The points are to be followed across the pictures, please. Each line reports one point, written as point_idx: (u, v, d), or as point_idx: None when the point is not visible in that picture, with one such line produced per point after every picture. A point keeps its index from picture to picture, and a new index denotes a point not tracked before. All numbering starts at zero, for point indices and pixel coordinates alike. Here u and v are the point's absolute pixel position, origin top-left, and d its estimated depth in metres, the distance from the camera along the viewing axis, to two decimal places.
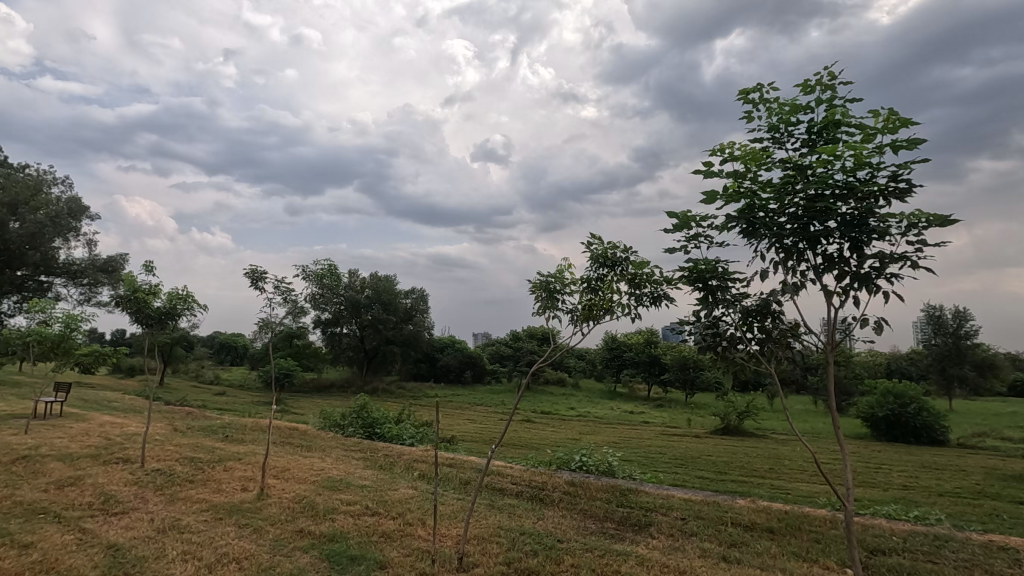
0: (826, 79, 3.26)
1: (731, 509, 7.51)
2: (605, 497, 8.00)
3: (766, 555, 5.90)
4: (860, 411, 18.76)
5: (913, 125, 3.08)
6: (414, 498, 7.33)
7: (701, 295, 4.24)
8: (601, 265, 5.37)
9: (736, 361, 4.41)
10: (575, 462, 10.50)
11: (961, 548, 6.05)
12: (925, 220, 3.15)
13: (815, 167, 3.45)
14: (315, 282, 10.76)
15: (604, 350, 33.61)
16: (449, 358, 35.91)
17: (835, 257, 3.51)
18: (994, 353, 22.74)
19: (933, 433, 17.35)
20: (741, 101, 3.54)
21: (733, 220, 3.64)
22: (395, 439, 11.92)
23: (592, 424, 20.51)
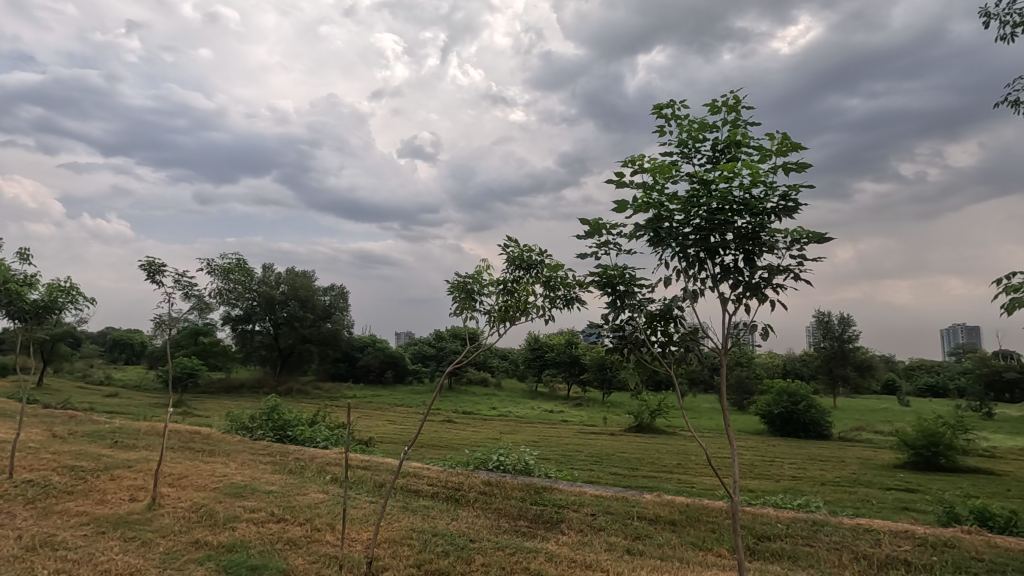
0: (731, 99, 3.45)
1: (637, 504, 7.87)
2: (521, 495, 8.15)
3: (666, 546, 6.24)
4: (758, 409, 20.30)
5: (802, 150, 3.38)
6: (324, 502, 7.09)
7: (610, 299, 4.42)
8: (518, 267, 5.53)
9: (641, 363, 4.64)
10: (492, 461, 10.60)
11: (834, 532, 6.70)
12: (806, 237, 3.47)
13: (717, 182, 3.70)
14: (222, 277, 10.11)
15: (527, 350, 34.14)
16: (369, 357, 35.01)
17: (730, 267, 3.79)
18: (872, 355, 25.33)
19: (819, 428, 19.07)
20: (654, 115, 3.64)
21: (641, 228, 3.80)
22: (308, 442, 11.49)
23: (512, 424, 20.79)
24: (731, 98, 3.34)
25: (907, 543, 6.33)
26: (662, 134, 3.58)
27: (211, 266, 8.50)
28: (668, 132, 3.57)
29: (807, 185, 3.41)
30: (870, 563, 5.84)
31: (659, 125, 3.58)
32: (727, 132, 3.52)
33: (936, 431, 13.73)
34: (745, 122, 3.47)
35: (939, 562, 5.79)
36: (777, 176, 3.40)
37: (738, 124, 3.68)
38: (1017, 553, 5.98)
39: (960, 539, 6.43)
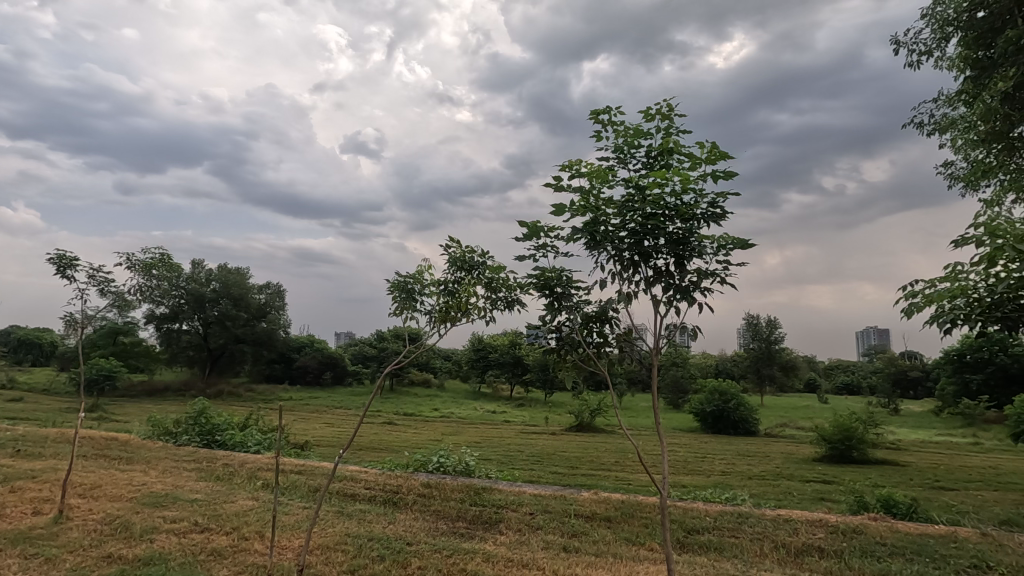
0: (665, 109, 3.58)
1: (575, 502, 8.02)
2: (461, 496, 8.11)
3: (601, 542, 6.38)
4: (692, 407, 21.17)
5: (729, 159, 3.54)
6: (254, 509, 6.81)
7: (547, 301, 4.48)
8: (460, 268, 5.54)
9: (577, 363, 4.73)
10: (432, 463, 10.51)
11: (757, 523, 7.07)
12: (731, 243, 3.66)
13: (651, 188, 3.83)
14: (143, 273, 9.50)
15: (471, 351, 34.04)
16: (307, 358, 33.84)
17: (662, 271, 3.93)
18: (795, 356, 26.94)
19: (748, 425, 20.08)
20: (592, 120, 3.71)
21: (578, 231, 3.88)
22: (238, 446, 10.98)
23: (455, 425, 20.69)
24: (665, 107, 3.46)
25: (821, 531, 6.79)
26: (600, 140, 3.66)
27: (132, 261, 7.99)
28: (605, 138, 3.66)
29: (733, 193, 3.59)
30: (789, 551, 6.21)
31: (596, 131, 3.66)
32: (661, 140, 3.65)
33: (850, 426, 14.78)
34: (677, 130, 3.60)
35: (848, 547, 6.25)
36: (706, 183, 3.56)
37: (671, 132, 3.82)
38: (915, 537, 6.54)
39: (867, 525, 6.95)
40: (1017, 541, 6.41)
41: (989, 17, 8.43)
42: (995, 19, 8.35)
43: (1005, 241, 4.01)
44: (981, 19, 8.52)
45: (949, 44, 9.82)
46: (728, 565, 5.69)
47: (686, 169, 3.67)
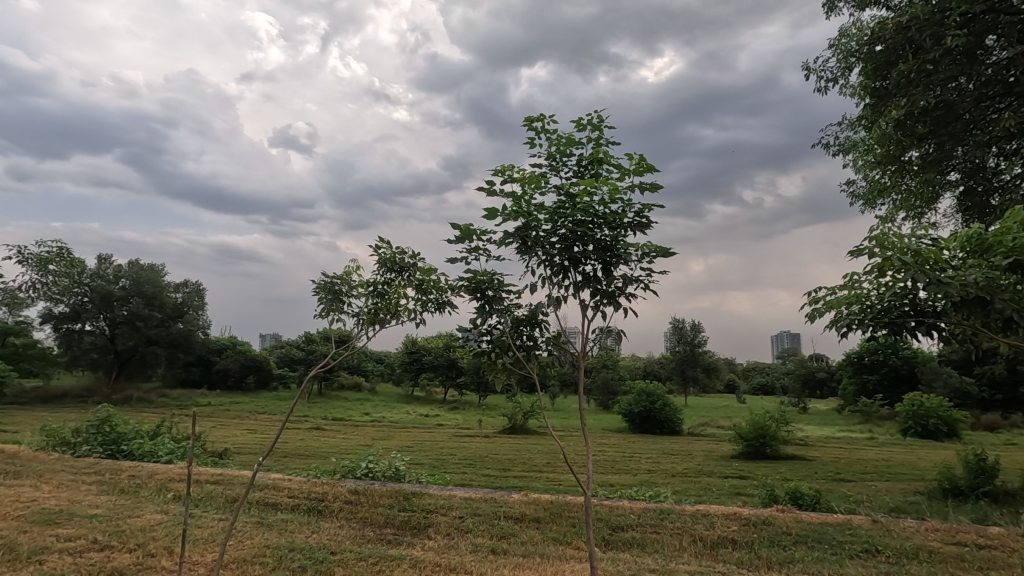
0: (596, 119, 3.68)
1: (504, 504, 8.06)
2: (389, 503, 7.95)
3: (529, 543, 6.45)
4: (621, 408, 21.88)
5: (654, 171, 3.70)
6: (163, 523, 6.36)
7: (478, 304, 4.48)
8: (389, 269, 5.47)
9: (508, 366, 4.76)
10: (360, 469, 10.24)
11: (677, 518, 7.40)
12: (654, 251, 3.82)
13: (581, 196, 3.93)
14: (37, 269, 8.65)
15: (404, 354, 33.44)
16: (228, 360, 32.04)
17: (590, 276, 4.05)
18: (716, 359, 28.46)
19: (672, 424, 20.97)
20: (526, 127, 3.75)
21: (510, 236, 3.91)
22: (148, 457, 10.22)
23: (386, 429, 20.25)
24: (595, 119, 3.56)
25: (735, 523, 7.20)
26: (533, 147, 3.71)
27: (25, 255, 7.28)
28: (538, 146, 3.70)
29: (657, 203, 3.74)
30: (705, 544, 6.53)
31: (530, 138, 3.70)
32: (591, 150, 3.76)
33: (764, 424, 15.79)
34: (607, 141, 3.72)
35: (759, 538, 6.67)
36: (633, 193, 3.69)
37: (601, 144, 3.94)
38: (816, 526, 7.08)
39: (775, 517, 7.45)
40: (902, 526, 7.08)
41: (886, 50, 9.33)
42: (891, 53, 9.24)
43: (894, 254, 4.37)
44: (879, 52, 9.39)
45: (852, 74, 10.74)
46: (649, 560, 5.91)
47: (615, 179, 3.79)
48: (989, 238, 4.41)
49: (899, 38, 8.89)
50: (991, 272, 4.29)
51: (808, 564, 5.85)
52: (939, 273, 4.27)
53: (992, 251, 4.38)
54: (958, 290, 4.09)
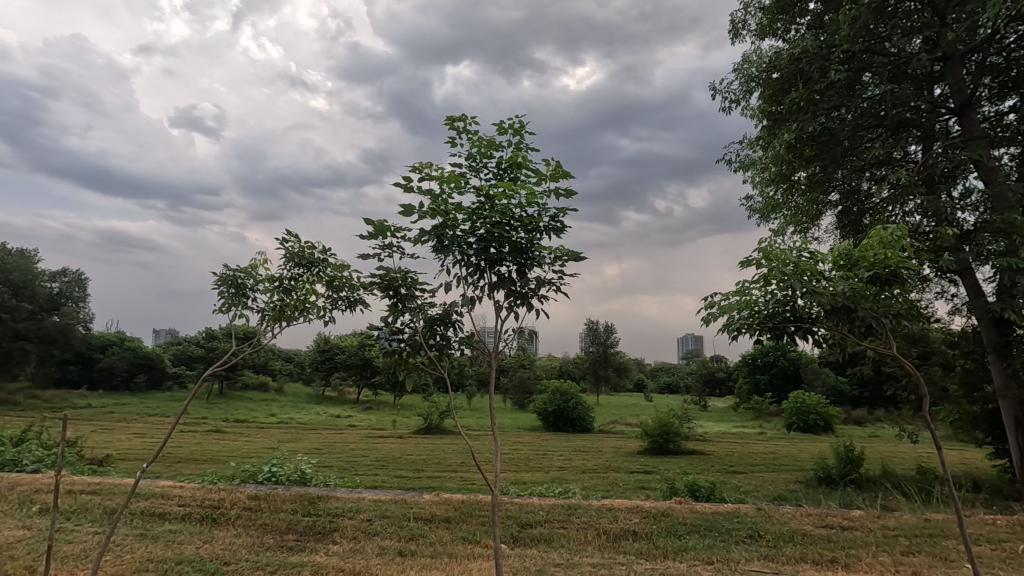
0: (517, 124, 3.74)
1: (415, 505, 7.98)
2: (293, 508, 7.59)
3: (438, 544, 6.42)
4: (536, 407, 22.34)
5: (571, 178, 3.82)
6: (25, 540, 5.68)
7: (390, 302, 4.40)
8: (297, 265, 5.27)
9: (420, 365, 4.71)
10: (262, 474, 9.70)
11: (583, 513, 7.68)
12: (566, 255, 3.95)
13: (498, 198, 3.98)
14: None
15: (315, 352, 32.08)
16: (113, 359, 29.19)
17: (505, 277, 4.10)
18: (627, 359, 29.81)
19: (584, 422, 21.69)
20: (447, 126, 3.71)
21: (426, 234, 3.88)
22: (9, 467, 9.08)
23: (294, 431, 19.37)
24: (516, 124, 3.63)
25: (636, 516, 7.59)
26: (453, 147, 3.71)
27: None
28: (458, 146, 3.69)
29: (572, 209, 3.87)
30: (608, 537, 6.82)
31: (451, 137, 3.69)
32: (511, 153, 3.81)
33: (668, 422, 16.75)
34: (527, 147, 3.79)
35: (657, 529, 7.06)
36: (549, 199, 3.79)
37: (521, 148, 4.01)
38: (708, 515, 7.61)
39: (673, 509, 7.92)
40: (781, 513, 7.80)
41: (781, 78, 10.21)
42: (786, 80, 10.12)
43: (776, 265, 4.79)
44: (776, 79, 10.25)
45: (752, 97, 11.65)
46: (555, 555, 6.07)
47: (533, 184, 3.88)
48: (856, 253, 4.93)
49: (793, 67, 9.78)
50: (856, 283, 4.83)
51: (699, 551, 6.27)
52: (813, 283, 4.73)
53: (859, 265, 4.90)
54: (828, 299, 4.57)
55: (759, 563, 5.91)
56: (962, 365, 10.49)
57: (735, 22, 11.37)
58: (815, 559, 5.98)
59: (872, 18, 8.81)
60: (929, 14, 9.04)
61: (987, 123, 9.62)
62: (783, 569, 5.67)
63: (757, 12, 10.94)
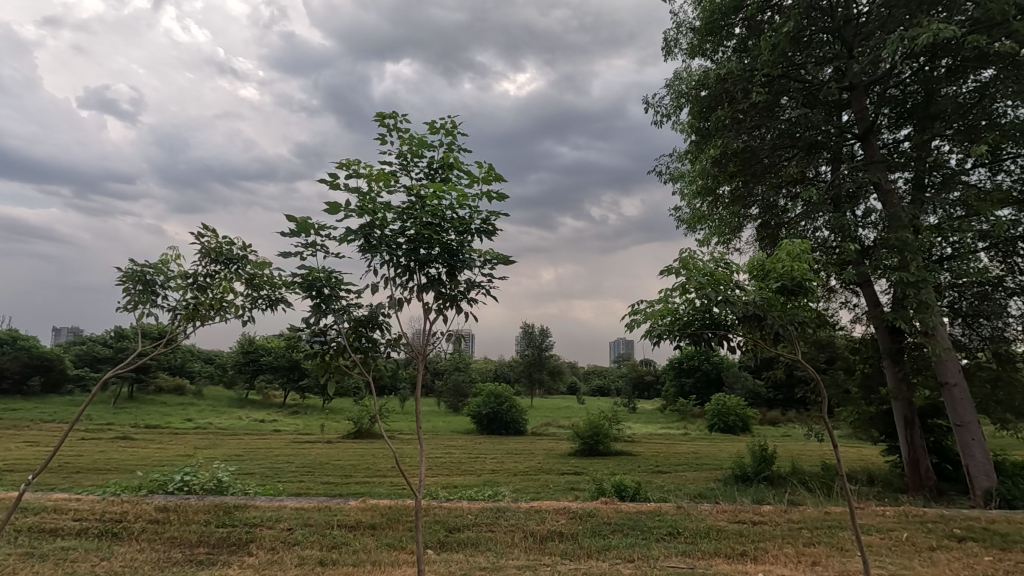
0: (449, 124, 3.72)
1: (339, 512, 7.73)
2: (206, 519, 7.14)
3: (361, 551, 6.25)
4: (470, 410, 22.28)
5: (503, 182, 3.85)
6: None
7: (313, 302, 4.24)
8: (214, 260, 5.01)
9: (343, 368, 4.57)
10: (173, 483, 9.09)
11: (511, 516, 7.73)
12: (496, 258, 3.96)
13: (430, 199, 3.94)
14: None
15: (238, 353, 30.48)
16: (3, 359, 26.43)
17: (435, 279, 4.06)
18: (561, 362, 30.33)
19: (517, 425, 21.86)
20: (377, 123, 3.63)
21: (353, 233, 3.77)
22: None
23: (212, 437, 18.29)
24: (449, 124, 3.61)
25: (563, 517, 7.72)
26: (383, 144, 3.64)
27: None
28: (389, 144, 3.62)
29: (503, 212, 3.89)
30: (535, 539, 6.88)
31: (381, 134, 3.62)
32: (443, 154, 3.78)
33: (598, 423, 17.19)
34: (458, 148, 3.78)
35: (583, 529, 7.20)
36: (481, 201, 3.80)
37: (453, 149, 3.99)
38: (631, 515, 7.87)
39: (598, 509, 8.11)
40: (699, 510, 8.17)
41: (709, 96, 10.75)
42: (712, 98, 10.66)
43: (694, 275, 5.03)
44: (704, 96, 10.77)
45: (681, 112, 12.21)
46: (480, 559, 6.05)
47: (464, 185, 3.87)
48: (768, 265, 5.24)
49: (719, 87, 10.33)
50: (766, 293, 5.13)
51: (621, 550, 6.45)
52: (728, 293, 5.00)
53: (769, 276, 5.22)
54: (740, 307, 4.85)
55: (676, 559, 6.16)
56: (862, 369, 11.41)
57: (668, 40, 11.87)
58: (727, 554, 6.30)
59: (789, 46, 9.47)
60: (839, 46, 9.83)
61: (886, 149, 10.53)
62: (698, 565, 5.92)
63: (688, 32, 11.48)
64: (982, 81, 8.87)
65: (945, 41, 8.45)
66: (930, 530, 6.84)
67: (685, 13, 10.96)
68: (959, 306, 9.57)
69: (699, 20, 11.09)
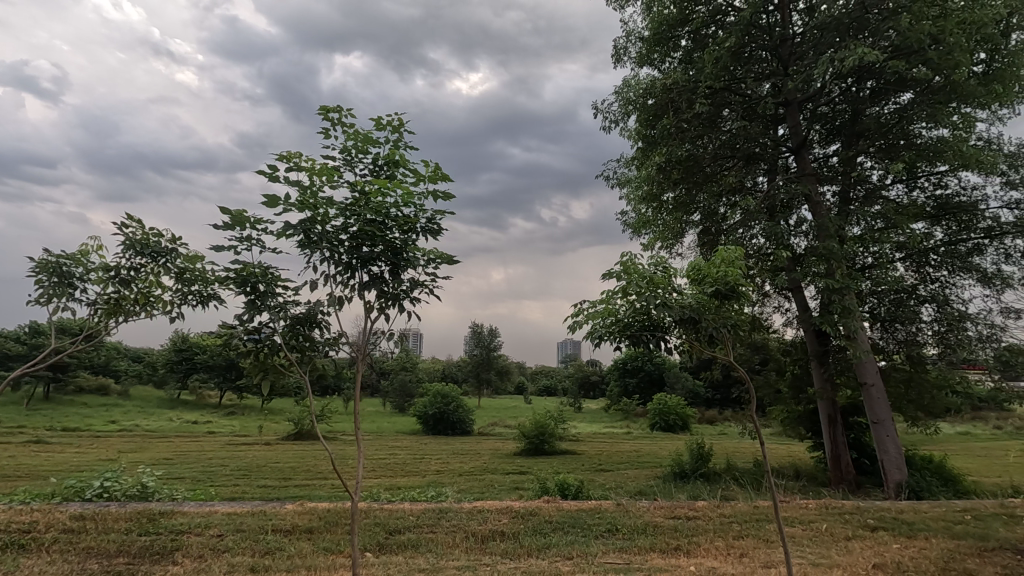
0: (396, 121, 3.66)
1: (274, 516, 7.47)
2: (127, 527, 6.73)
3: (296, 556, 6.07)
4: (416, 410, 22.02)
5: (449, 182, 3.82)
6: None
7: (246, 299, 4.07)
8: (139, 253, 4.75)
9: (278, 367, 4.42)
10: (91, 490, 8.51)
11: (453, 516, 7.70)
12: (440, 258, 3.94)
13: (373, 196, 3.87)
14: None
15: (170, 351, 28.93)
16: None
17: (377, 276, 4.00)
18: (508, 362, 30.47)
19: (464, 425, 21.78)
20: (320, 116, 3.53)
21: (291, 229, 3.64)
22: None
23: (139, 440, 17.26)
24: (395, 121, 3.55)
25: (505, 517, 7.76)
26: (326, 138, 3.53)
27: None
28: (333, 138, 3.52)
29: (449, 212, 3.87)
30: (476, 539, 6.89)
31: (324, 128, 3.51)
32: (388, 151, 3.72)
33: (543, 423, 17.38)
34: (405, 146, 3.73)
35: (524, 528, 7.26)
36: (426, 199, 3.76)
37: (399, 146, 3.93)
38: (572, 513, 8.00)
39: (541, 508, 8.20)
40: (638, 507, 8.40)
41: (655, 105, 11.02)
42: (658, 107, 10.95)
43: (634, 279, 5.17)
44: (651, 105, 11.05)
45: (629, 119, 12.52)
46: (420, 561, 6.00)
47: (409, 184, 3.82)
48: (704, 270, 5.43)
49: (665, 96, 10.64)
50: (701, 297, 5.34)
51: (560, 547, 6.54)
52: (666, 296, 5.17)
53: (705, 280, 5.44)
54: (677, 311, 5.04)
55: (613, 555, 6.32)
56: (792, 370, 12.06)
57: (618, 48, 12.15)
58: (662, 548, 6.51)
59: (730, 60, 9.87)
60: (776, 65, 10.37)
61: (817, 163, 11.17)
62: (634, 560, 6.08)
63: (637, 41, 11.78)
64: (901, 103, 9.56)
65: (870, 65, 9.04)
66: (847, 521, 7.30)
67: (635, 23, 11.24)
68: (877, 311, 10.28)
69: (647, 30, 11.41)
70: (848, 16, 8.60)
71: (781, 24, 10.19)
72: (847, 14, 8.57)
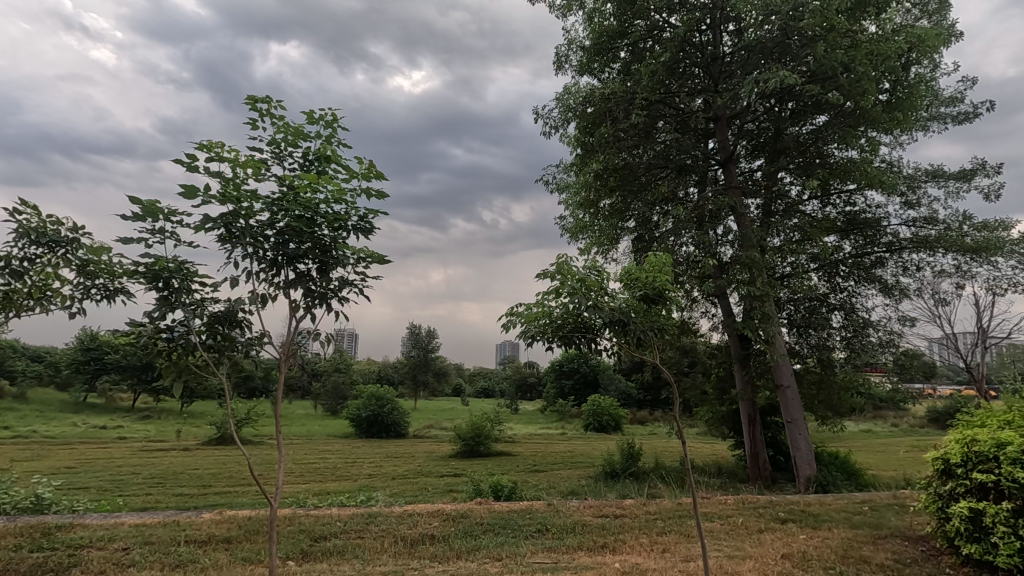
0: (329, 116, 3.55)
1: (188, 526, 7.04)
2: (16, 543, 6.13)
3: (211, 568, 5.74)
4: (349, 413, 21.42)
5: (382, 180, 3.75)
6: None
7: (158, 295, 3.81)
8: (35, 241, 4.34)
9: (194, 368, 4.16)
10: None
11: (382, 521, 7.54)
12: (370, 257, 3.85)
13: (303, 191, 3.72)
14: None
15: (76, 350, 26.66)
16: None
17: (303, 274, 3.86)
18: (446, 364, 30.24)
19: (399, 428, 21.38)
20: (247, 105, 3.36)
21: (211, 222, 3.44)
22: None
23: (36, 447, 15.78)
24: (328, 115, 3.44)
25: (436, 520, 7.68)
26: (253, 129, 3.37)
27: None
28: (260, 129, 3.37)
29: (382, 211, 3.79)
30: (405, 543, 6.77)
31: (251, 118, 3.36)
32: (319, 145, 3.60)
33: (480, 425, 17.36)
34: (337, 141, 3.62)
35: (454, 531, 7.21)
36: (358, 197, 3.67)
37: (331, 141, 3.81)
38: (503, 514, 8.02)
39: (472, 510, 8.18)
40: (568, 506, 8.54)
41: (594, 113, 11.24)
42: (597, 115, 11.20)
43: (568, 281, 5.26)
44: (590, 113, 11.28)
45: (569, 125, 12.75)
46: (345, 568, 5.82)
47: (341, 180, 3.71)
48: (635, 274, 5.59)
49: (603, 105, 10.91)
50: (631, 300, 5.50)
51: (490, 549, 6.55)
52: (596, 298, 5.30)
53: (635, 284, 5.61)
54: (607, 312, 5.18)
55: (542, 554, 6.39)
56: (717, 372, 12.67)
57: (560, 55, 12.36)
58: (589, 547, 6.66)
59: (664, 74, 10.27)
60: (707, 81, 10.89)
61: (744, 176, 11.80)
62: (561, 559, 6.18)
63: (579, 50, 12.02)
64: (816, 125, 10.27)
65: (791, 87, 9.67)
66: (761, 515, 7.75)
67: (577, 32, 11.47)
68: (794, 317, 10.98)
69: (588, 40, 11.67)
70: (771, 41, 9.15)
71: (712, 43, 10.71)
72: (771, 39, 9.12)
